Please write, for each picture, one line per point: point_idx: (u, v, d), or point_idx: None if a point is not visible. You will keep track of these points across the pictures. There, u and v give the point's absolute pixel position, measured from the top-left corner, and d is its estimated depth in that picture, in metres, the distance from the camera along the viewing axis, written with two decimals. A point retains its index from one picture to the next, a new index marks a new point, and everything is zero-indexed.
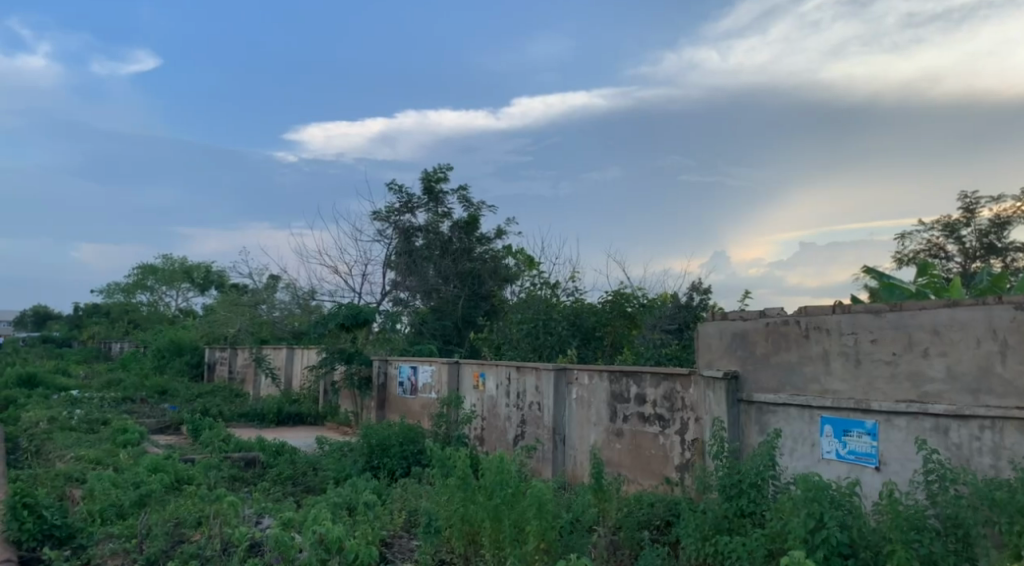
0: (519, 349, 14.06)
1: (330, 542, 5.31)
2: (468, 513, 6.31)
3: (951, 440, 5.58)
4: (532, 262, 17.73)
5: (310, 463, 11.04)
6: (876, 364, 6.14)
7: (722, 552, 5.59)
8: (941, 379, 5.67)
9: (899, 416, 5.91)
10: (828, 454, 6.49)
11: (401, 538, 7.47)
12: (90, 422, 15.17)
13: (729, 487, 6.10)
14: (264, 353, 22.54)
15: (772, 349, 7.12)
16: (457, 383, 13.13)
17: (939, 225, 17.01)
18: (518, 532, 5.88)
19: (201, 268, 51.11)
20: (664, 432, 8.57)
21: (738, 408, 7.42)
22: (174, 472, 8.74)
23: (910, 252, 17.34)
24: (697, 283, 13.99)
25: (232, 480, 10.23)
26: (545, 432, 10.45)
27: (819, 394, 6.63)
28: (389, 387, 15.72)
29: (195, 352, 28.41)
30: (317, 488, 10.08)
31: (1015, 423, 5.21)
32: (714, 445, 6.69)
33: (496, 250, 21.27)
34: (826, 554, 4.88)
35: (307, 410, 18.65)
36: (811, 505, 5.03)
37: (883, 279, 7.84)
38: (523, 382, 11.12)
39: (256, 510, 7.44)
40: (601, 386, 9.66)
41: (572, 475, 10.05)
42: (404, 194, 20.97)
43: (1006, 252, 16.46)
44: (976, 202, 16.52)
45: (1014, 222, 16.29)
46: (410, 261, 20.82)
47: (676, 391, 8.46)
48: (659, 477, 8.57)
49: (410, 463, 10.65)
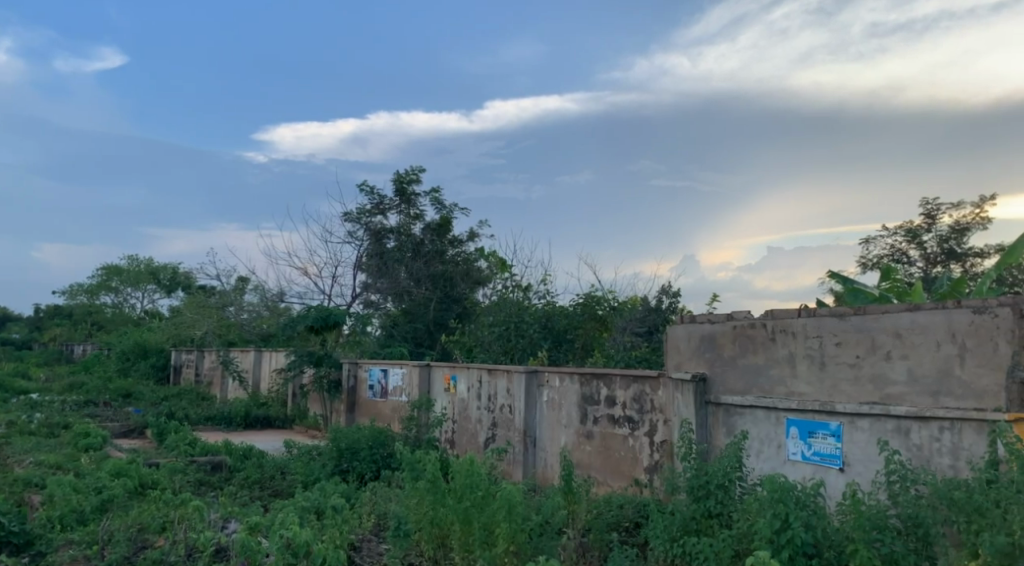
0: (490, 352, 14.05)
1: (297, 546, 5.25)
2: (438, 516, 6.33)
3: (912, 441, 5.69)
4: (505, 264, 17.72)
5: (277, 467, 10.94)
6: (841, 366, 6.24)
7: (689, 552, 5.65)
8: (903, 381, 5.78)
9: (863, 418, 6.02)
10: (794, 455, 6.58)
11: (370, 541, 7.45)
12: (52, 426, 14.88)
13: (697, 488, 6.15)
14: (231, 355, 22.28)
15: (739, 352, 7.21)
16: (428, 385, 13.10)
17: (902, 231, 17.34)
18: (488, 534, 5.90)
19: (167, 269, 50.41)
20: (633, 434, 8.62)
21: (705, 410, 7.50)
22: (138, 476, 8.60)
23: (873, 256, 17.62)
24: (667, 286, 14.12)
25: (198, 484, 10.07)
26: (516, 434, 10.46)
27: (785, 396, 6.72)
28: (359, 390, 15.64)
29: (161, 354, 28.04)
30: (285, 492, 9.99)
31: (972, 424, 5.32)
32: (682, 446, 6.73)
33: (469, 252, 21.26)
34: (791, 554, 4.93)
35: (275, 413, 18.49)
36: (777, 506, 5.10)
37: (847, 283, 7.99)
38: (494, 385, 11.12)
39: (221, 515, 7.41)
40: (571, 388, 9.69)
41: (542, 477, 10.07)
42: (375, 196, 20.87)
43: (965, 258, 16.80)
44: (937, 208, 16.86)
45: (974, 228, 16.66)
46: (381, 262, 20.84)
47: (646, 393, 8.51)
48: (628, 479, 8.63)
49: (380, 466, 10.60)
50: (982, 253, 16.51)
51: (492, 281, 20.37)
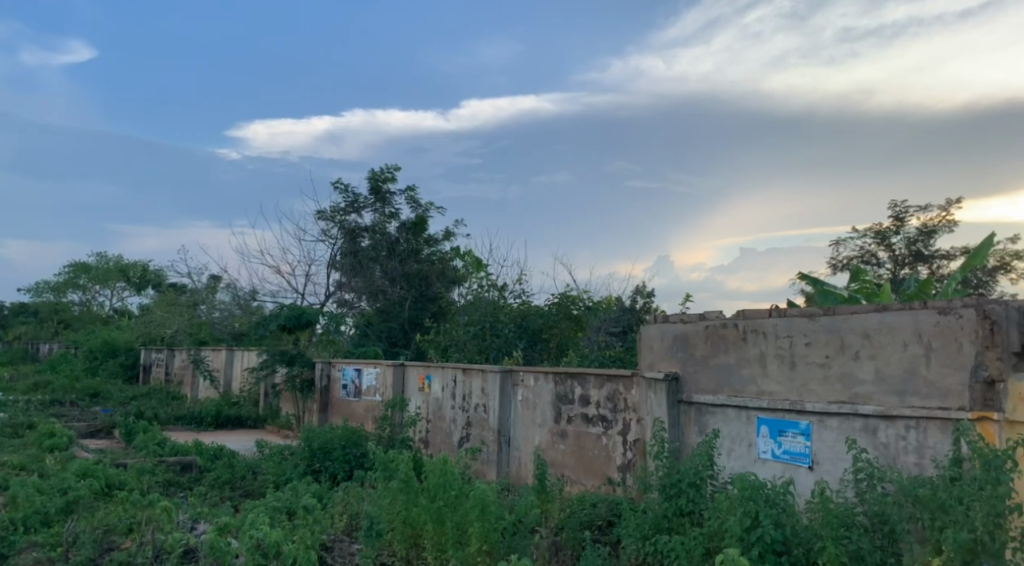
0: (465, 351, 14.02)
1: (268, 547, 5.20)
2: (412, 515, 6.33)
3: (879, 440, 5.77)
4: (480, 264, 17.70)
5: (248, 467, 10.82)
6: (810, 366, 6.32)
7: (661, 551, 5.70)
8: (871, 381, 5.86)
9: (832, 417, 6.10)
10: (764, 454, 6.65)
11: (342, 541, 7.42)
12: (17, 427, 14.61)
13: (668, 487, 6.19)
14: (203, 354, 22.05)
15: (711, 352, 7.27)
16: (402, 385, 13.05)
17: (871, 233, 17.57)
18: (461, 534, 5.88)
19: (136, 266, 49.72)
20: (607, 433, 8.66)
21: (678, 409, 7.56)
22: (105, 477, 8.47)
23: (843, 258, 17.85)
24: (641, 286, 14.20)
25: (166, 485, 9.94)
26: (490, 433, 10.46)
27: (756, 395, 6.79)
28: (332, 390, 15.54)
29: (130, 353, 27.67)
30: (256, 492, 9.89)
31: (937, 423, 5.40)
32: (654, 444, 6.78)
33: (444, 251, 21.20)
34: (761, 551, 4.98)
35: (247, 412, 18.32)
36: (747, 504, 5.15)
37: (818, 284, 8.09)
38: (469, 385, 11.11)
39: (190, 517, 7.35)
40: (545, 388, 9.71)
41: (516, 477, 10.09)
42: (349, 194, 20.75)
43: (932, 260, 17.07)
44: (905, 210, 17.11)
45: (941, 230, 16.93)
46: (355, 261, 20.72)
47: (619, 392, 8.55)
48: (601, 477, 8.66)
49: (353, 466, 10.54)
50: (948, 255, 16.78)
51: (467, 281, 20.34)
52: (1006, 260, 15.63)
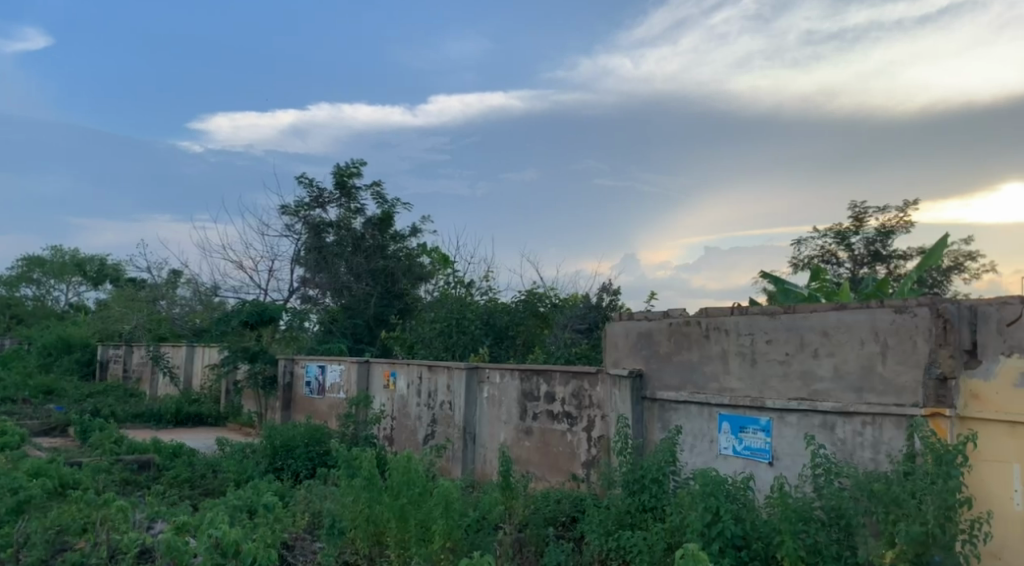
0: (431, 348, 13.97)
1: (225, 545, 5.14)
2: (374, 514, 6.29)
3: (837, 435, 5.87)
4: (447, 260, 17.63)
5: (209, 465, 10.66)
6: (770, 363, 6.41)
7: (624, 546, 5.75)
8: (829, 378, 5.96)
9: (791, 413, 6.19)
10: (725, 450, 6.74)
11: (304, 540, 7.36)
12: None
13: (632, 482, 6.24)
14: (162, 351, 21.60)
15: (674, 349, 7.34)
16: (367, 382, 12.96)
17: (832, 233, 17.86)
18: (425, 532, 5.87)
19: (94, 261, 48.61)
20: (572, 430, 8.70)
21: (641, 406, 7.62)
22: (58, 476, 8.26)
23: (805, 257, 18.12)
24: (608, 284, 14.29)
25: (123, 484, 9.76)
26: (455, 431, 10.43)
27: (718, 392, 6.87)
28: (295, 387, 15.38)
29: (86, 349, 27.12)
30: (217, 491, 9.74)
31: (892, 419, 5.51)
32: (618, 441, 6.82)
33: (410, 248, 21.09)
34: (721, 546, 5.04)
35: (207, 410, 18.05)
36: (708, 499, 5.19)
37: (779, 283, 8.22)
38: (434, 382, 11.07)
39: (147, 515, 7.23)
40: (511, 385, 9.72)
41: (481, 474, 10.09)
42: (314, 188, 20.53)
43: (890, 260, 17.41)
44: (865, 211, 17.41)
45: (898, 231, 17.28)
46: (320, 257, 20.50)
47: (584, 389, 8.58)
48: (566, 474, 8.70)
49: (316, 464, 10.45)
50: (905, 255, 17.14)
51: (434, 278, 20.27)
52: (960, 261, 16.01)
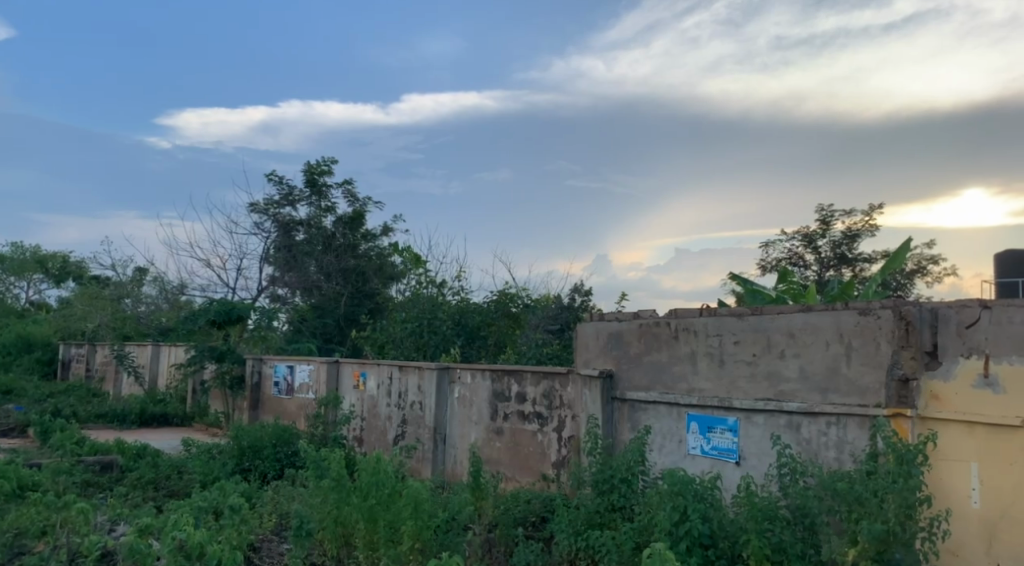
0: (402, 349, 13.90)
1: (190, 548, 5.05)
2: (343, 515, 6.23)
3: (802, 435, 5.94)
4: (419, 260, 17.55)
5: (173, 466, 10.49)
6: (738, 364, 6.47)
7: (593, 546, 5.77)
8: (795, 378, 6.04)
9: (758, 414, 6.26)
10: (694, 450, 6.79)
11: (271, 542, 7.29)
12: None
13: (601, 483, 6.28)
14: (126, 350, 21.22)
15: (644, 349, 7.39)
16: (336, 382, 12.85)
17: (799, 236, 18.09)
18: (394, 532, 5.84)
19: (56, 257, 47.55)
20: (542, 430, 8.71)
21: (611, 406, 7.66)
22: (17, 478, 8.06)
23: (772, 259, 18.33)
24: (579, 284, 14.35)
25: (85, 486, 9.59)
26: (426, 431, 10.38)
27: (686, 392, 6.92)
28: (263, 387, 15.22)
29: (47, 348, 26.61)
30: (182, 492, 9.61)
31: (856, 420, 5.59)
32: (588, 441, 6.84)
33: (382, 247, 20.97)
34: (688, 545, 5.09)
35: (173, 411, 17.79)
36: (676, 499, 5.22)
37: (747, 284, 8.32)
38: (405, 382, 11.02)
39: (109, 518, 7.22)
40: (482, 385, 9.70)
41: (451, 474, 10.06)
42: (284, 186, 20.34)
43: (856, 262, 17.70)
44: (832, 214, 17.66)
45: (864, 234, 17.58)
46: (290, 255, 20.29)
47: (555, 389, 8.60)
48: (536, 474, 8.71)
49: (284, 465, 10.37)
50: (870, 258, 17.43)
51: (405, 277, 20.16)
52: (923, 264, 16.32)
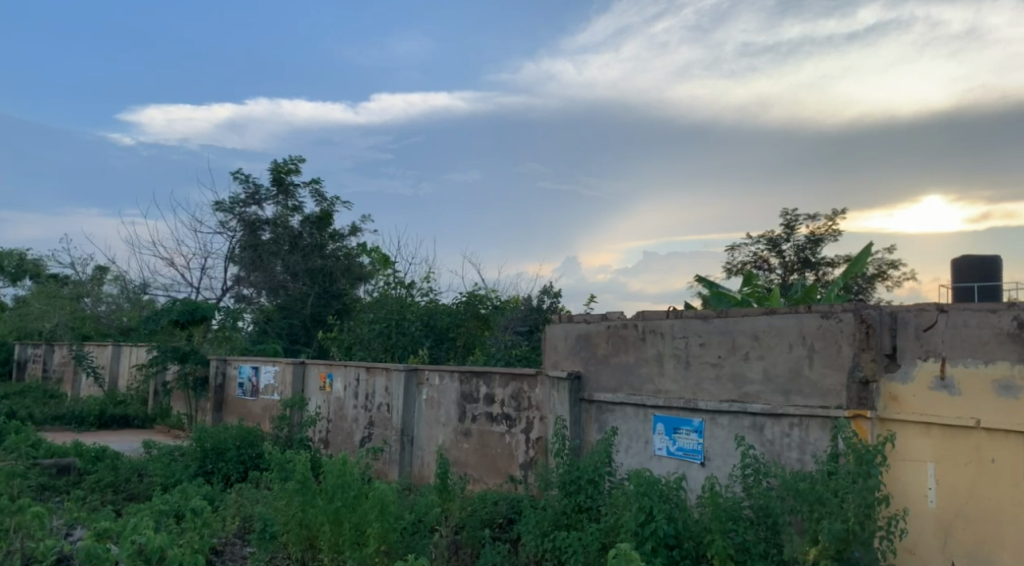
0: (369, 350, 13.86)
1: (149, 552, 4.93)
2: (307, 517, 6.14)
3: (765, 436, 6.01)
4: (387, 261, 17.43)
5: (133, 469, 10.28)
6: (704, 365, 6.53)
7: (559, 547, 5.77)
8: (759, 380, 6.11)
9: (722, 415, 6.33)
10: (660, 450, 6.84)
11: (234, 545, 7.20)
12: None
13: (568, 484, 6.28)
14: (86, 350, 20.80)
15: (611, 351, 7.42)
16: (302, 384, 12.73)
17: (764, 240, 18.32)
18: (360, 534, 5.81)
19: (13, 254, 46.23)
20: (510, 431, 8.71)
21: (579, 407, 7.69)
22: None
23: (738, 262, 18.55)
24: (548, 286, 14.36)
25: (41, 489, 9.38)
26: (393, 432, 10.32)
27: (652, 394, 6.97)
28: (227, 388, 15.03)
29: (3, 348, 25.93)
30: (142, 496, 9.43)
31: (818, 422, 5.67)
32: (555, 442, 6.84)
33: (350, 247, 20.77)
34: (654, 545, 5.12)
35: (134, 412, 17.48)
36: (642, 499, 5.24)
37: (713, 287, 8.42)
38: (372, 384, 10.94)
39: (66, 522, 7.10)
40: (450, 387, 9.67)
41: (418, 476, 10.02)
42: (250, 185, 20.10)
43: (819, 266, 17.97)
44: (796, 219, 17.92)
45: (826, 239, 17.86)
46: (255, 255, 20.10)
47: (523, 390, 8.61)
48: (503, 475, 8.71)
49: (248, 467, 10.25)
50: (833, 262, 17.72)
51: (373, 278, 20.00)
52: (884, 269, 16.63)
